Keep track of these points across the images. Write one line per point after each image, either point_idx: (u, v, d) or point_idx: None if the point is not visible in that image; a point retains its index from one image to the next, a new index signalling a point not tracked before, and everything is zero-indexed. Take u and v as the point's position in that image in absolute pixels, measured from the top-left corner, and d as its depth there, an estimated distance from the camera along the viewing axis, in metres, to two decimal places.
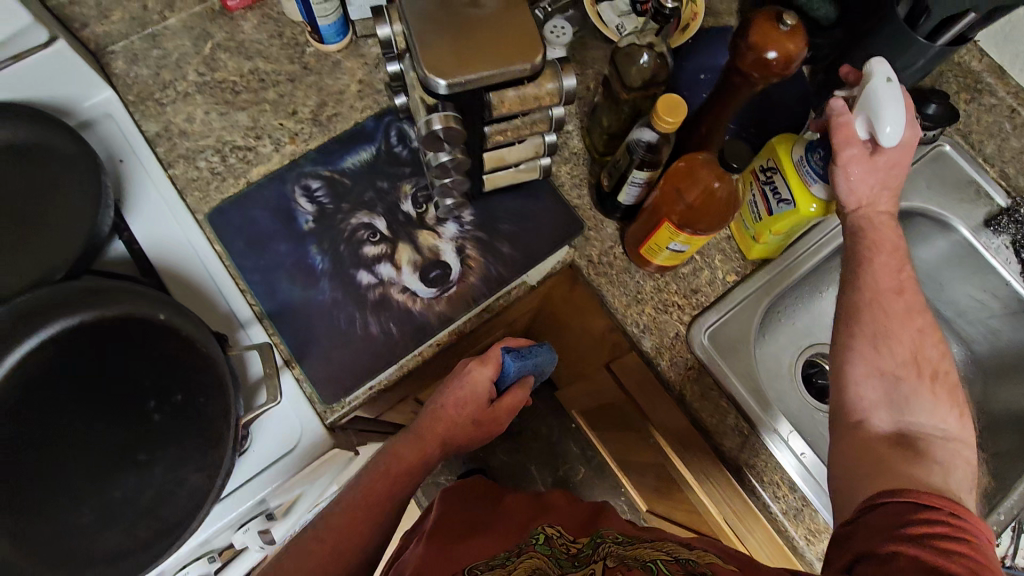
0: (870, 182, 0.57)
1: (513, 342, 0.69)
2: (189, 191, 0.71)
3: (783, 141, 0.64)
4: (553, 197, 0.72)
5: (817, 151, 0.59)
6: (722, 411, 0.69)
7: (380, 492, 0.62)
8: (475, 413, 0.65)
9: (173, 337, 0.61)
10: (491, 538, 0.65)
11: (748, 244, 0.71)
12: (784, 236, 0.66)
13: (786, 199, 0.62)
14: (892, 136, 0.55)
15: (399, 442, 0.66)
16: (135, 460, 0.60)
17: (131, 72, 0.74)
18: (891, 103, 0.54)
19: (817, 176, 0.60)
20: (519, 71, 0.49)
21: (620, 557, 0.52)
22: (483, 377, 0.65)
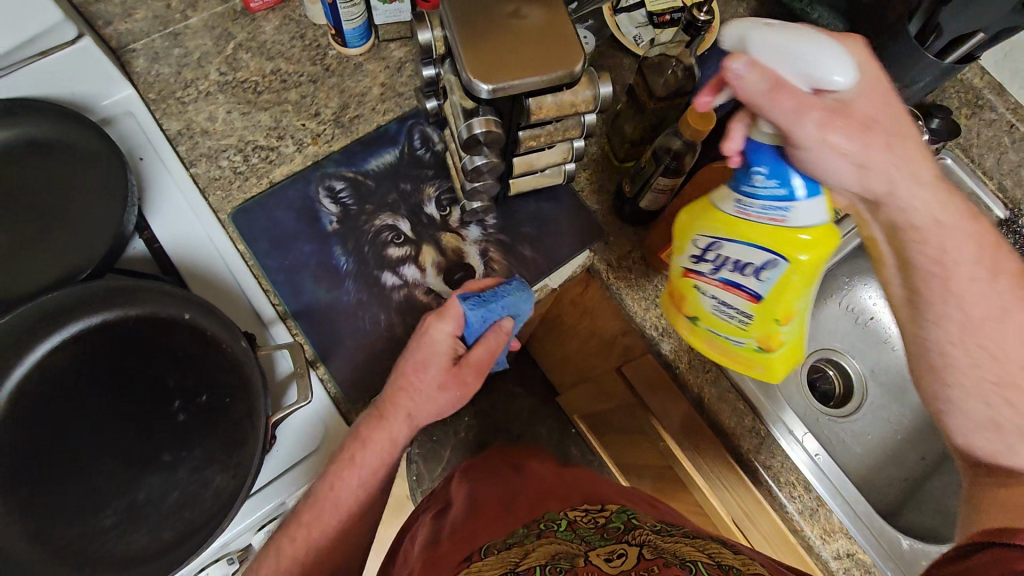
0: (853, 144, 0.44)
1: (479, 288, 0.61)
2: (211, 190, 0.70)
3: (701, 218, 0.51)
4: (573, 202, 0.74)
5: (759, 171, 0.44)
6: (739, 414, 0.70)
7: (370, 476, 0.60)
8: (440, 371, 0.59)
9: (196, 337, 0.61)
10: (512, 510, 0.68)
11: (757, 354, 0.54)
12: (801, 311, 0.49)
13: (764, 262, 0.47)
14: (843, 75, 0.42)
15: (367, 421, 0.60)
16: (159, 460, 0.58)
17: (152, 70, 0.74)
18: (795, 36, 0.42)
19: (782, 203, 0.44)
20: (560, 78, 0.50)
21: (659, 549, 0.52)
22: (443, 332, 0.59)
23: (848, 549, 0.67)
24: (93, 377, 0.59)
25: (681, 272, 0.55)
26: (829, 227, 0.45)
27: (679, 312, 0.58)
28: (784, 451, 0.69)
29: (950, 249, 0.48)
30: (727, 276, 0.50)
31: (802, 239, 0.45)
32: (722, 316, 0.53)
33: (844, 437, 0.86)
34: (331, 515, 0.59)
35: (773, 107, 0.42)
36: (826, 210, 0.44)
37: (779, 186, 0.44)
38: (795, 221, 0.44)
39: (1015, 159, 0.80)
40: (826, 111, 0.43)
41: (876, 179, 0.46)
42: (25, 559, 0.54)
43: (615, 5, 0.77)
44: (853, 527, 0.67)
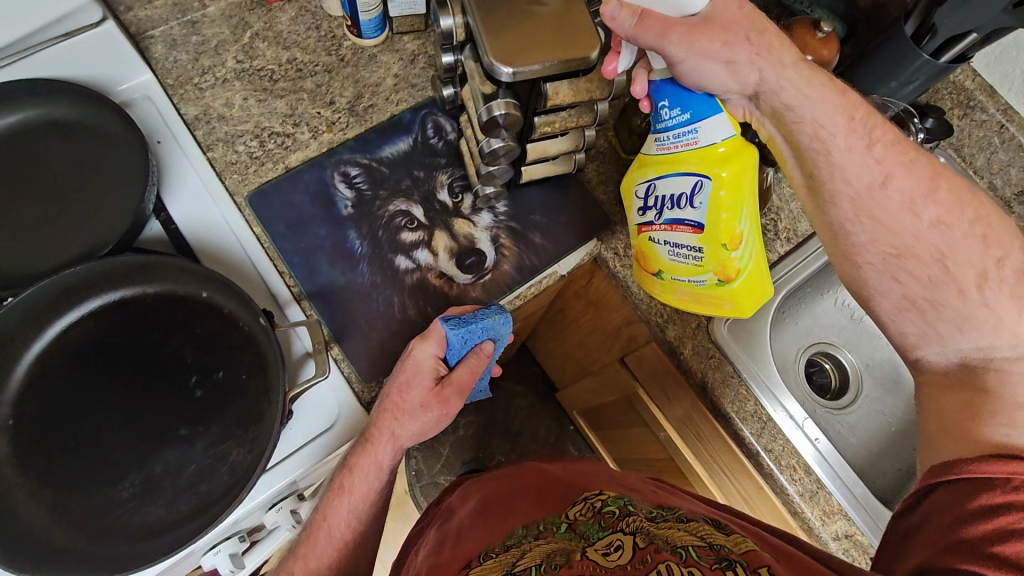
0: (715, 46, 0.51)
1: (457, 311, 0.65)
2: (228, 173, 0.72)
3: (638, 168, 0.62)
4: (582, 191, 0.76)
5: (664, 104, 0.56)
6: (740, 399, 0.72)
7: (360, 499, 0.61)
8: (422, 391, 0.61)
9: (214, 313, 0.62)
10: (514, 510, 0.69)
11: (717, 289, 0.58)
12: (741, 227, 0.55)
13: (694, 184, 0.55)
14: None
15: (357, 445, 0.62)
16: (176, 434, 0.59)
17: (170, 57, 0.75)
18: None
19: (689, 127, 0.55)
20: (577, 63, 0.52)
21: (650, 536, 0.54)
22: (425, 352, 0.62)
23: (847, 530, 0.69)
24: (113, 352, 0.60)
25: (637, 232, 0.64)
26: (738, 142, 0.54)
27: (648, 274, 0.64)
28: (786, 434, 0.71)
29: (824, 122, 0.52)
30: (670, 213, 0.58)
31: (714, 151, 0.54)
32: (679, 261, 0.59)
33: (839, 425, 0.88)
34: (326, 545, 0.61)
35: (644, 31, 0.51)
36: (731, 125, 0.54)
37: (682, 112, 0.55)
38: (705, 138, 0.54)
39: (1004, 159, 0.83)
40: (692, 23, 0.51)
41: (747, 73, 0.52)
42: (43, 530, 0.54)
43: None
44: (852, 508, 0.69)
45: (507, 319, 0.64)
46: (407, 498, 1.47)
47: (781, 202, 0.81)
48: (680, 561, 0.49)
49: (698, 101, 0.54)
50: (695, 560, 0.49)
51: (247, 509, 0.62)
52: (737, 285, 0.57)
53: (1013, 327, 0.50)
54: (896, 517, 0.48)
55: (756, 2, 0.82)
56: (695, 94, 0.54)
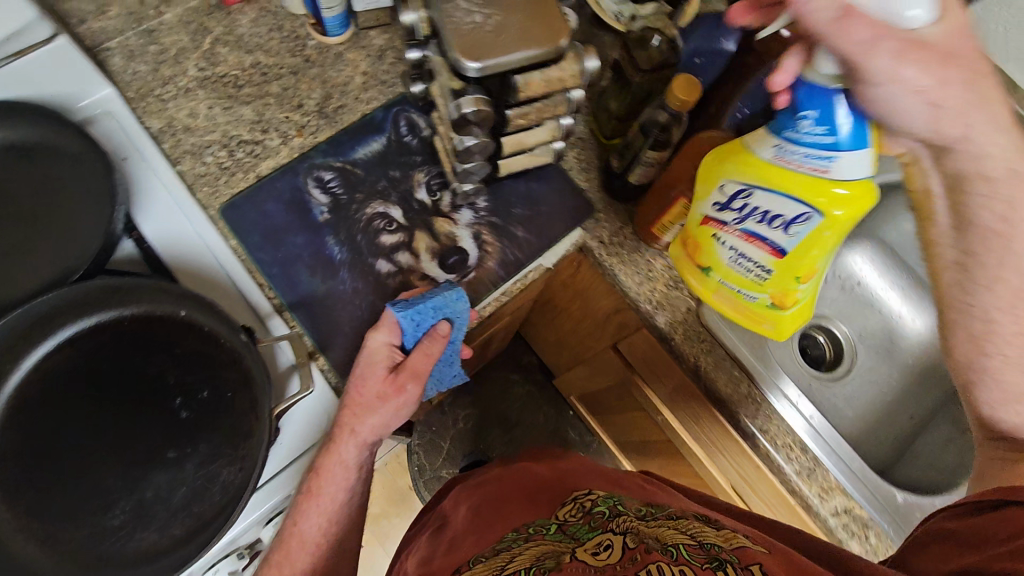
0: (925, 79, 0.43)
1: (408, 293, 0.65)
2: (198, 187, 0.70)
3: (740, 155, 0.56)
4: (562, 180, 0.74)
5: (807, 118, 0.48)
6: (734, 380, 0.71)
7: (331, 502, 0.62)
8: (379, 381, 0.61)
9: (194, 334, 0.60)
10: (505, 511, 0.70)
11: (764, 312, 0.62)
12: (818, 266, 0.56)
13: (800, 213, 0.52)
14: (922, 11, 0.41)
15: (321, 448, 0.62)
16: (164, 457, 0.58)
17: (128, 69, 0.73)
18: None
19: (827, 157, 0.48)
20: (545, 54, 0.50)
21: (640, 536, 0.54)
22: (379, 339, 0.62)
23: (845, 505, 0.68)
24: (91, 380, 0.58)
25: (700, 223, 0.61)
26: (864, 184, 0.50)
27: (695, 264, 0.64)
28: (780, 414, 0.71)
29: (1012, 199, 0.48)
30: (751, 222, 0.56)
31: (839, 190, 0.50)
32: (739, 268, 0.60)
33: (830, 394, 0.88)
34: (298, 552, 0.61)
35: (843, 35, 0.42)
36: (869, 168, 0.48)
37: (825, 133, 0.47)
38: (834, 172, 0.49)
39: None
40: (904, 43, 0.42)
41: (950, 122, 0.46)
42: (35, 563, 0.54)
43: None
44: (850, 484, 0.69)
45: (457, 292, 0.63)
46: (411, 492, 1.48)
47: None
48: (671, 560, 0.47)
49: (853, 125, 0.46)
50: (687, 559, 0.47)
51: (239, 529, 0.62)
52: (786, 312, 0.61)
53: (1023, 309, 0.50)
54: (957, 517, 0.46)
55: None
56: (854, 113, 0.46)
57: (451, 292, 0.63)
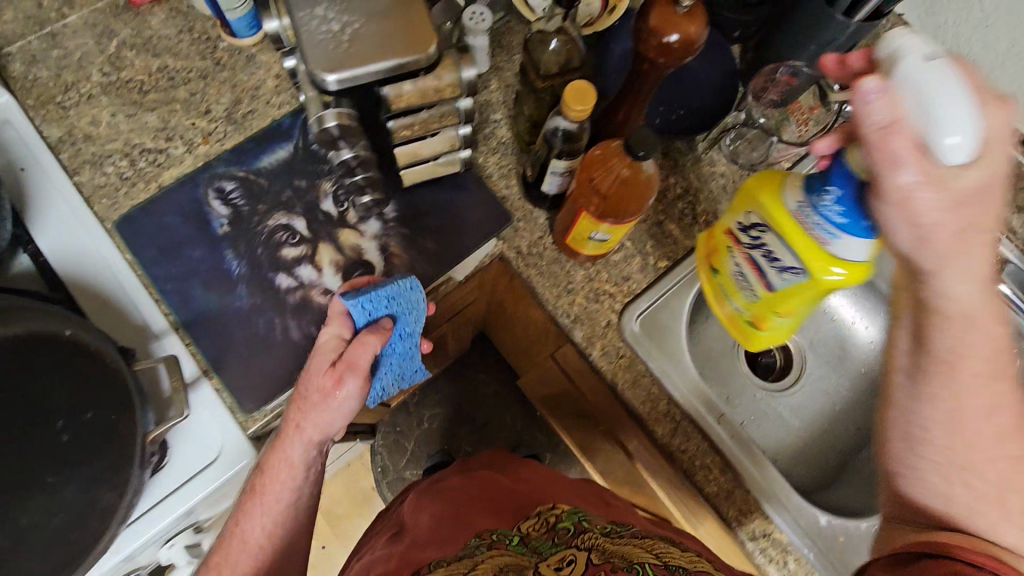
0: (937, 215, 0.40)
1: (360, 283, 0.62)
2: (96, 198, 0.68)
3: (772, 190, 0.54)
4: (479, 187, 0.71)
5: (828, 194, 0.47)
6: (652, 399, 0.68)
7: (275, 504, 0.60)
8: (325, 374, 0.58)
9: (81, 353, 0.59)
10: (470, 514, 0.68)
11: (747, 332, 0.63)
12: (798, 311, 0.56)
13: (793, 267, 0.52)
14: (964, 147, 0.37)
15: (269, 445, 0.61)
16: (43, 482, 0.56)
17: (29, 75, 0.71)
18: (948, 92, 0.37)
19: (834, 232, 0.48)
20: (412, 63, 0.46)
21: (607, 555, 0.53)
22: (330, 332, 0.59)
23: (765, 529, 0.66)
24: None
25: (723, 232, 0.61)
26: (863, 264, 0.49)
27: (708, 262, 0.64)
28: (701, 433, 0.68)
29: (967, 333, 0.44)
30: (752, 254, 0.56)
31: (832, 263, 0.50)
32: (738, 282, 0.60)
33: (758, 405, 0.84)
34: (238, 554, 0.59)
35: (881, 143, 0.39)
36: (868, 254, 0.48)
37: (841, 215, 0.47)
38: (835, 246, 0.48)
39: None
40: (938, 180, 0.39)
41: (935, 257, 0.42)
42: None
43: None
44: (770, 507, 0.66)
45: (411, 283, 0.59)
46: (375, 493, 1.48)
47: (701, 182, 0.75)
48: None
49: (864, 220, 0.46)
50: None
51: (110, 565, 0.60)
52: (765, 338, 0.62)
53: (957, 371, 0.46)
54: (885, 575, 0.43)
55: None
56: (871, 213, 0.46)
57: (404, 281, 0.60)
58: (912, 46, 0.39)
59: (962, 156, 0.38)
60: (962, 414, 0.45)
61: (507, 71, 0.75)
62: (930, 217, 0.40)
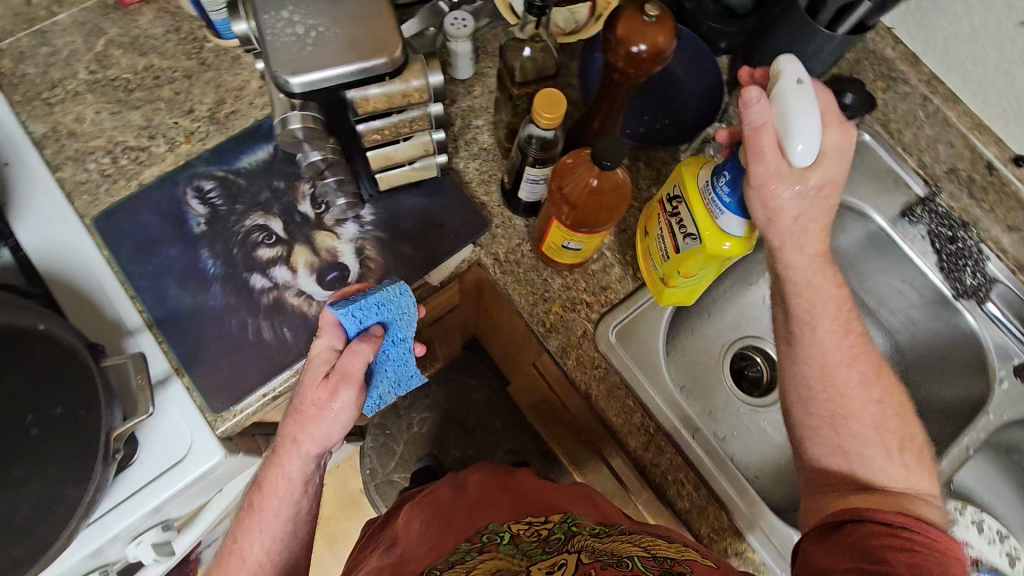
0: (787, 201, 0.55)
1: (350, 290, 0.60)
2: (77, 194, 0.68)
3: (692, 167, 0.62)
4: (458, 192, 0.71)
5: (722, 176, 0.58)
6: (627, 411, 0.67)
7: (274, 518, 0.60)
8: (320, 388, 0.56)
9: (52, 347, 0.59)
10: (465, 528, 0.67)
11: (658, 287, 0.68)
12: (694, 274, 0.64)
13: (693, 234, 0.60)
14: (807, 153, 0.53)
15: (267, 458, 0.61)
16: (8, 477, 0.56)
17: (17, 71, 0.72)
18: (801, 108, 0.52)
19: (723, 207, 0.58)
20: (377, 66, 0.46)
21: (596, 553, 0.55)
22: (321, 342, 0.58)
23: (738, 547, 0.65)
24: None
25: (656, 200, 0.67)
26: (744, 239, 0.59)
27: (644, 226, 0.69)
28: (674, 447, 0.66)
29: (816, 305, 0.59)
30: (668, 220, 0.63)
31: (721, 235, 0.59)
32: (655, 245, 0.67)
33: (742, 419, 0.83)
34: (238, 572, 0.60)
35: (756, 136, 0.53)
36: (746, 230, 0.58)
37: (729, 194, 0.57)
38: (723, 220, 0.58)
39: (931, 134, 0.77)
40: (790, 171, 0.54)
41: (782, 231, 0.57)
42: None
43: None
44: (745, 527, 0.65)
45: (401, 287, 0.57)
46: (363, 496, 1.48)
47: None
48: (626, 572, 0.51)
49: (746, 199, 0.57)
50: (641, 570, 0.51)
51: (71, 563, 0.59)
52: (671, 297, 0.68)
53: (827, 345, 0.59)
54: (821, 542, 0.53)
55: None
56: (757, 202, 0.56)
57: (393, 287, 0.58)
58: (794, 70, 0.53)
59: (802, 158, 0.53)
60: (830, 367, 0.58)
61: (490, 77, 0.75)
62: (785, 200, 0.55)
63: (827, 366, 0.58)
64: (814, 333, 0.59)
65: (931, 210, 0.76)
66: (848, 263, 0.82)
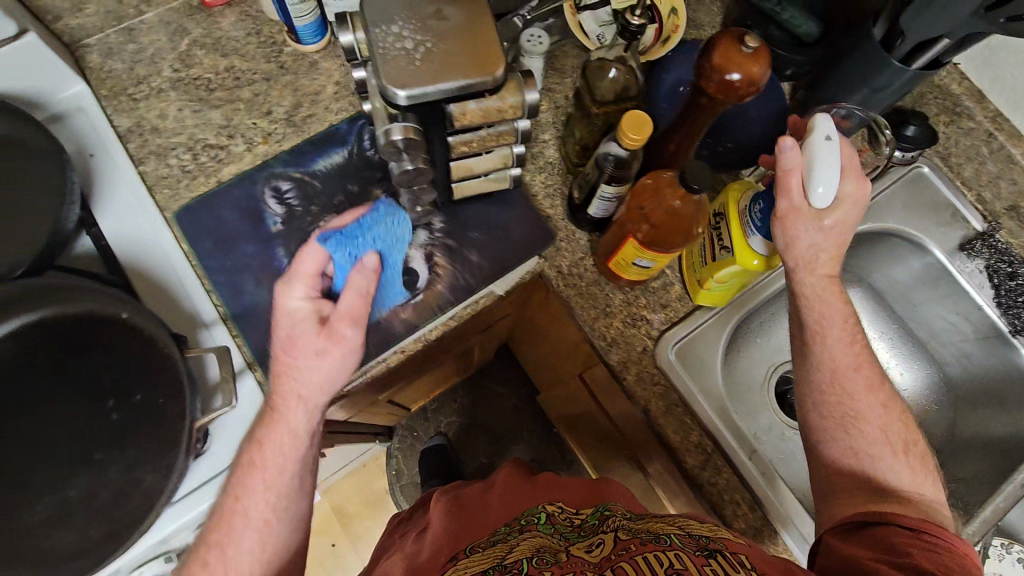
0: (809, 238, 0.57)
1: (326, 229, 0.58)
2: (159, 188, 0.71)
3: (738, 189, 0.66)
4: (524, 204, 0.72)
5: (757, 204, 0.61)
6: (685, 428, 0.68)
7: (277, 473, 0.59)
8: (317, 337, 0.56)
9: (133, 335, 0.61)
10: (489, 518, 0.68)
11: (695, 288, 0.70)
12: (723, 284, 0.67)
13: (727, 247, 0.64)
14: (826, 196, 0.55)
15: (264, 418, 0.59)
16: (90, 459, 0.59)
17: (105, 66, 0.74)
18: (827, 162, 0.54)
19: (757, 228, 0.61)
20: (479, 84, 0.48)
21: (632, 529, 0.55)
22: (297, 297, 0.57)
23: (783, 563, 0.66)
24: (42, 373, 0.60)
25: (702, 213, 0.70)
26: (772, 260, 0.62)
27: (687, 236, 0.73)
28: (730, 466, 0.68)
29: (835, 322, 0.59)
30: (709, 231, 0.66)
31: (751, 252, 0.62)
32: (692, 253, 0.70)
33: (786, 443, 0.84)
34: (243, 530, 0.58)
35: (782, 181, 0.56)
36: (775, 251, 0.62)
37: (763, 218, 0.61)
38: (754, 239, 0.61)
39: (993, 170, 0.78)
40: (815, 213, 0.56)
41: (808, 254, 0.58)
42: None
43: (576, 3, 0.74)
44: (799, 549, 0.66)
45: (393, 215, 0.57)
46: (387, 495, 1.50)
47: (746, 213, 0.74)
48: (665, 547, 0.50)
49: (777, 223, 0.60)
50: (679, 545, 0.51)
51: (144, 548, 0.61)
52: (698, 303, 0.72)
53: (834, 351, 0.59)
54: (839, 540, 0.53)
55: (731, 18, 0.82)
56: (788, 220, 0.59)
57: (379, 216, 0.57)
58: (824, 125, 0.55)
59: (826, 202, 0.55)
60: (840, 371, 0.59)
61: (559, 92, 0.77)
62: (804, 237, 0.57)
63: (838, 372, 0.59)
64: (825, 340, 0.59)
65: (990, 244, 0.78)
66: (897, 295, 0.84)
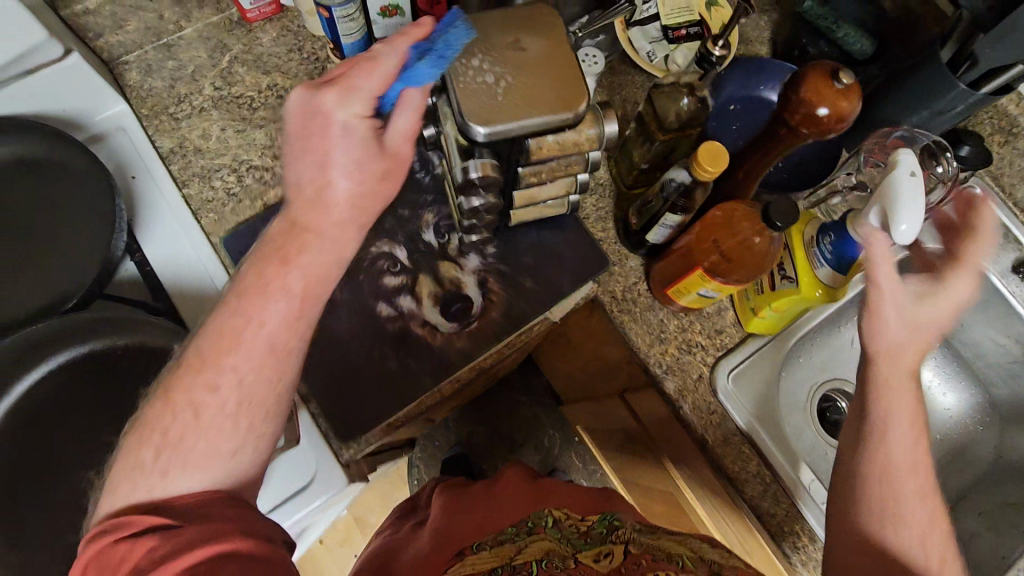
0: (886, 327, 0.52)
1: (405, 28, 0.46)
2: (204, 212, 0.68)
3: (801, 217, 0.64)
4: (577, 228, 0.70)
5: (828, 235, 0.60)
6: (743, 458, 0.67)
7: (309, 292, 0.47)
8: (373, 159, 0.47)
9: None
10: (493, 511, 0.62)
11: (747, 314, 0.69)
12: (782, 312, 0.65)
13: (790, 277, 0.63)
14: (910, 233, 0.51)
15: (289, 227, 0.47)
16: None
17: (145, 84, 0.72)
18: (911, 198, 0.52)
19: (825, 260, 0.60)
20: (561, 120, 0.46)
21: (643, 546, 0.52)
22: (349, 113, 0.46)
23: None
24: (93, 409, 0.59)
25: None
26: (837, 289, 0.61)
27: None
28: (787, 494, 0.67)
29: None
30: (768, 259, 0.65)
31: (817, 283, 0.61)
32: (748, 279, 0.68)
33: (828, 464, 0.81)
34: (251, 350, 0.45)
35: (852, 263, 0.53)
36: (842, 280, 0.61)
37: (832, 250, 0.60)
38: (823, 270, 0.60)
39: None
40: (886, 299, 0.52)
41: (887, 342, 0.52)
42: None
43: (627, 20, 0.73)
44: None
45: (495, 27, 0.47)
46: None
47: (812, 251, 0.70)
48: (678, 570, 0.48)
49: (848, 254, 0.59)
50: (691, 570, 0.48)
51: None
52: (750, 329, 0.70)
53: None
54: None
55: (781, 36, 0.81)
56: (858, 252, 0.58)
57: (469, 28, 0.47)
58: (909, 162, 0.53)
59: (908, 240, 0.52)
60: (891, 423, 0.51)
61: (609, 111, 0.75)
62: (886, 327, 0.52)
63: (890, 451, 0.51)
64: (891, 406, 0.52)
65: None
66: None
